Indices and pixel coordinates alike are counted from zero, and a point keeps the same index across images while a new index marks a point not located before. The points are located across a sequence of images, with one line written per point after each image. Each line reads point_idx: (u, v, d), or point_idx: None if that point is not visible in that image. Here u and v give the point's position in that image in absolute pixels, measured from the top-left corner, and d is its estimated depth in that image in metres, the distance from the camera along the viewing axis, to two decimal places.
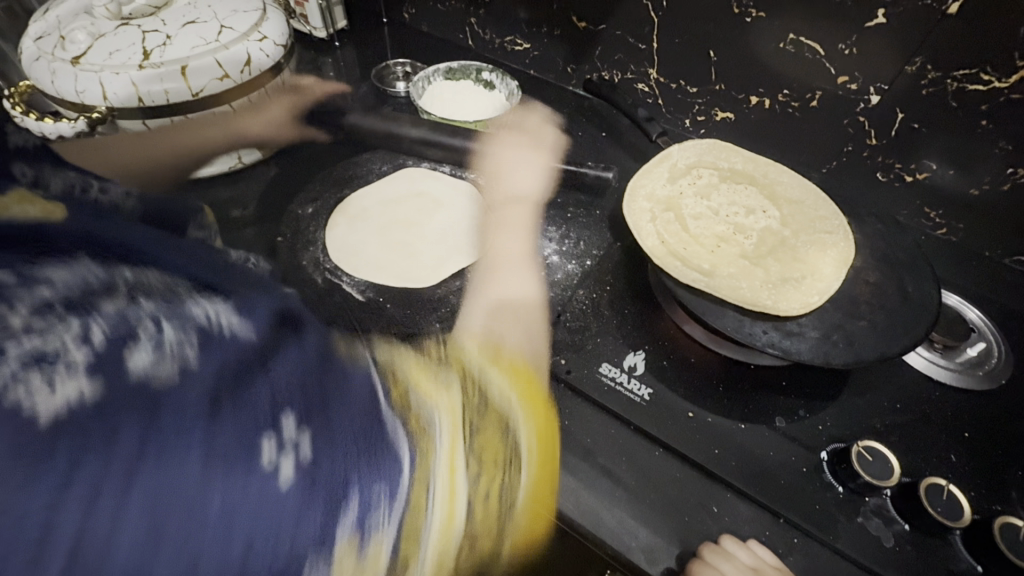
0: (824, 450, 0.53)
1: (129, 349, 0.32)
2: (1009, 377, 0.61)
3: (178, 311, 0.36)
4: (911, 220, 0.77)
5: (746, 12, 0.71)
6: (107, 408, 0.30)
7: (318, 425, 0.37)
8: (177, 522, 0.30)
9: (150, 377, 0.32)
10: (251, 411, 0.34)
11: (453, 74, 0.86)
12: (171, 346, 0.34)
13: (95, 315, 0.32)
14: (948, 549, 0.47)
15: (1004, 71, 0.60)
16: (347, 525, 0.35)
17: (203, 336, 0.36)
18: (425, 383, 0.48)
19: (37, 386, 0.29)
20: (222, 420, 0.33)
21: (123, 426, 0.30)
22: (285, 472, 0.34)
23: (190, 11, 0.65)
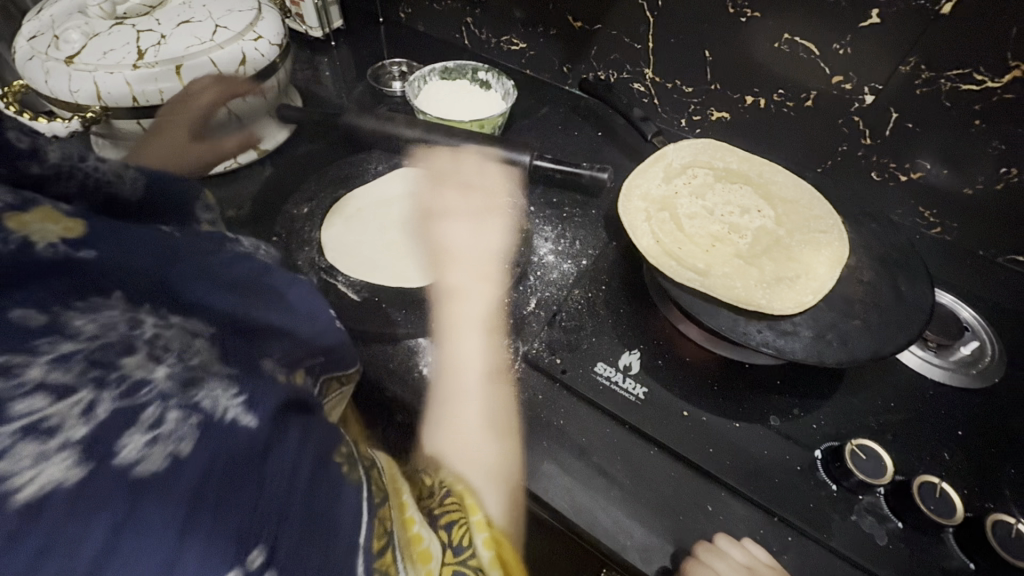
0: (818, 449, 0.54)
1: (128, 426, 0.25)
2: (1002, 376, 0.61)
3: (192, 391, 0.27)
4: (905, 220, 0.77)
5: (741, 12, 0.71)
6: (87, 494, 0.22)
7: (299, 568, 0.29)
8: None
9: (137, 466, 0.24)
10: (241, 531, 0.26)
11: (449, 73, 0.86)
12: (170, 429, 0.26)
13: (112, 381, 0.25)
14: (941, 547, 0.48)
15: (997, 72, 0.60)
16: None
17: (216, 419, 0.28)
18: (416, 523, 0.42)
19: (31, 451, 0.22)
20: (217, 526, 0.25)
21: (101, 516, 0.22)
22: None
23: (185, 11, 0.65)
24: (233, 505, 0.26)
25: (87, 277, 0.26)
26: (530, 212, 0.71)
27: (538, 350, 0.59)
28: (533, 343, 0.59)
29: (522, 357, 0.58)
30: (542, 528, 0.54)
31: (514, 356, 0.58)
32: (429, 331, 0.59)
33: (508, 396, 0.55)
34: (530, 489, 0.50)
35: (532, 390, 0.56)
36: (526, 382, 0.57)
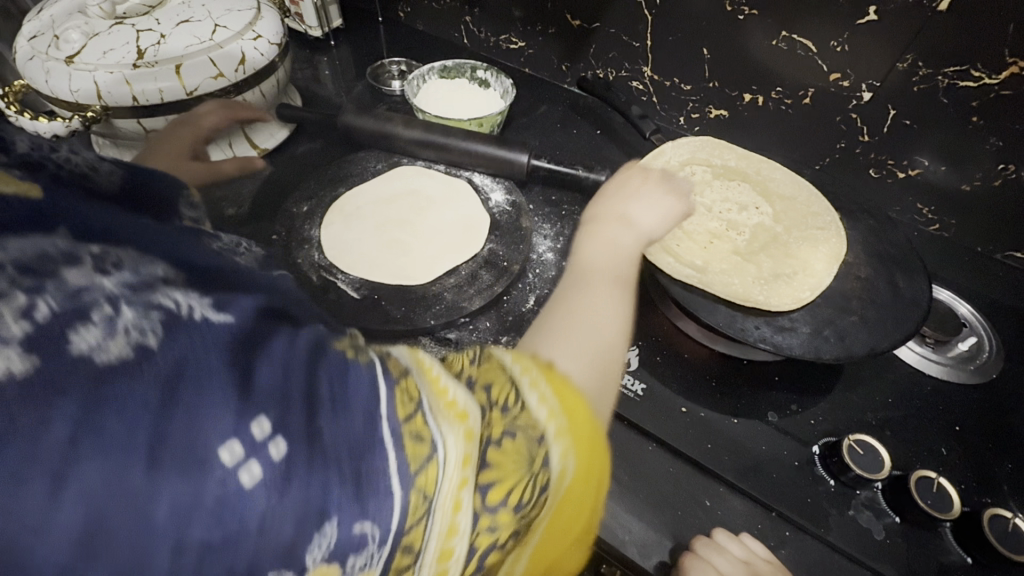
0: (815, 444, 0.54)
1: (77, 321, 0.20)
2: (999, 371, 0.61)
3: (145, 294, 0.22)
4: (903, 216, 0.77)
5: (739, 10, 0.71)
6: (32, 385, 0.18)
7: (321, 438, 0.22)
8: (117, 528, 0.18)
9: (94, 359, 0.19)
10: (233, 413, 0.21)
11: (447, 72, 0.87)
12: (131, 322, 0.21)
13: (48, 287, 0.20)
14: (939, 542, 0.48)
15: (994, 68, 0.60)
16: (370, 522, 0.23)
17: (183, 314, 0.22)
18: (445, 380, 0.27)
19: None
20: (191, 411, 0.20)
21: (58, 407, 0.18)
22: (249, 478, 0.20)
23: (184, 11, 0.66)
24: (218, 386, 0.21)
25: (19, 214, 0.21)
26: (529, 210, 0.72)
27: None
28: None
29: None
30: None
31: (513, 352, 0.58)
32: (429, 328, 0.59)
33: None
34: None
35: None
36: None
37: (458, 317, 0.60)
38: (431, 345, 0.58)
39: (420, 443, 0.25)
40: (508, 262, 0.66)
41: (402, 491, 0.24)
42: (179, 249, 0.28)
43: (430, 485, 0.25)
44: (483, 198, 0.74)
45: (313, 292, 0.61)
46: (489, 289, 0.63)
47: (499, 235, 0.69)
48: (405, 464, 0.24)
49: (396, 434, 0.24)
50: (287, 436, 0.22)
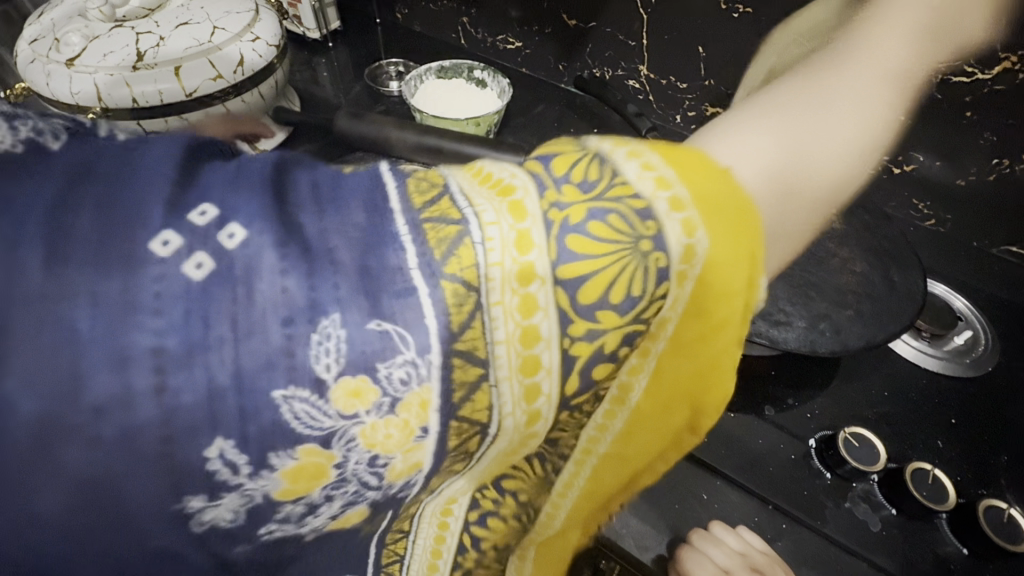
0: (811, 438, 0.54)
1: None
2: (995, 365, 0.61)
3: (54, 124, 0.23)
4: (899, 212, 0.77)
5: (733, 8, 0.72)
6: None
7: (286, 230, 0.23)
8: (31, 329, 0.19)
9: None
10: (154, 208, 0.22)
11: (445, 72, 0.87)
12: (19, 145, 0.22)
13: None
14: (935, 533, 0.48)
15: (988, 64, 0.60)
16: (376, 320, 0.23)
17: (89, 129, 0.23)
18: (485, 175, 0.27)
19: None
20: (96, 218, 0.21)
21: None
22: (194, 269, 0.21)
23: (183, 13, 0.66)
24: (126, 190, 0.22)
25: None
26: None
27: None
28: None
29: None
30: None
31: None
32: None
33: None
34: None
35: None
36: None
37: None
38: None
39: (445, 232, 0.24)
40: None
41: (430, 291, 0.24)
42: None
43: (474, 270, 0.24)
44: None
45: None
46: None
47: None
48: (428, 251, 0.24)
49: (412, 224, 0.24)
50: (240, 227, 0.22)
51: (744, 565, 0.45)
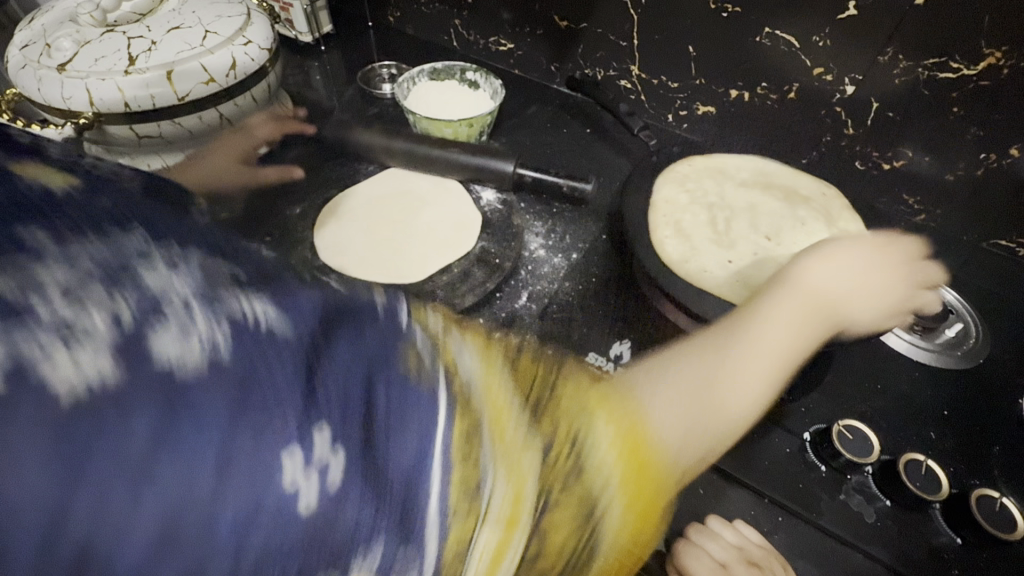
0: (806, 431, 0.54)
1: (155, 325, 0.23)
2: (986, 357, 0.62)
3: (215, 298, 0.26)
4: (889, 207, 0.78)
5: (722, 8, 0.73)
6: (128, 392, 0.21)
7: (371, 462, 0.27)
8: (189, 528, 0.21)
9: (171, 366, 0.23)
10: (304, 411, 0.25)
11: (437, 75, 0.87)
12: (200, 333, 0.24)
13: (130, 290, 0.24)
14: (929, 524, 0.48)
15: (972, 59, 0.62)
16: (401, 539, 0.27)
17: (249, 324, 0.26)
18: (504, 429, 0.33)
19: (79, 348, 0.21)
20: (251, 427, 0.23)
21: (141, 411, 0.21)
22: (301, 500, 0.24)
23: (175, 17, 0.66)
24: (268, 393, 0.24)
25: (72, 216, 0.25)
26: (520, 208, 0.73)
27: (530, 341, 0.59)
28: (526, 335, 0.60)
29: None
30: None
31: None
32: None
33: None
34: None
35: None
36: None
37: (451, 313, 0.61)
38: None
39: (471, 476, 0.30)
40: (501, 260, 0.67)
41: (441, 524, 0.28)
42: (185, 205, 0.31)
43: (472, 520, 0.30)
44: (475, 198, 0.74)
45: None
46: (481, 286, 0.64)
47: (492, 234, 0.70)
48: (449, 492, 0.29)
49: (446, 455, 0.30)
50: (343, 451, 0.26)
51: (740, 558, 0.45)
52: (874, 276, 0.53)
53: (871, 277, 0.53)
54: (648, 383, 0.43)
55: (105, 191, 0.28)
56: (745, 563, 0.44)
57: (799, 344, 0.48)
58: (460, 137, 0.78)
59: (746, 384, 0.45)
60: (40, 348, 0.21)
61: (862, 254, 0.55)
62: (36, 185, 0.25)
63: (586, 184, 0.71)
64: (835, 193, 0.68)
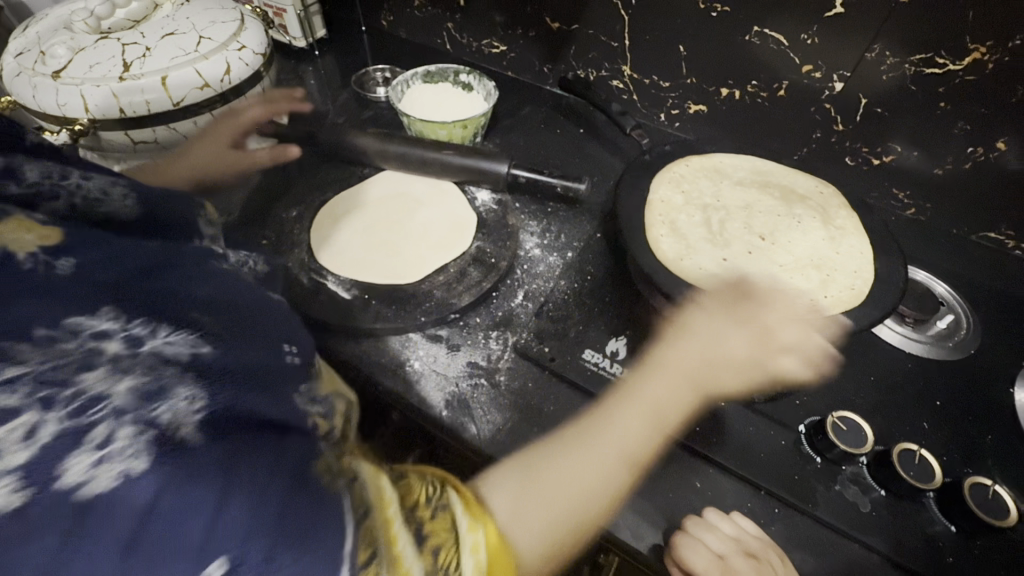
0: (801, 424, 0.55)
1: (72, 447, 0.22)
2: (977, 347, 0.63)
3: (156, 399, 0.24)
4: (879, 202, 0.79)
5: (712, 7, 0.73)
6: (27, 520, 0.20)
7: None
8: None
9: (80, 491, 0.21)
10: (211, 532, 0.23)
11: (431, 77, 0.87)
12: (120, 449, 0.23)
13: (65, 394, 0.23)
14: (922, 512, 0.49)
15: (957, 55, 0.62)
16: None
17: (178, 440, 0.24)
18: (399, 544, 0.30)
19: (19, 456, 0.21)
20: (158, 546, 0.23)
21: (35, 544, 0.20)
22: None
23: (168, 24, 0.67)
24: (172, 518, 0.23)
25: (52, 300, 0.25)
26: (515, 208, 0.74)
27: (527, 339, 0.60)
28: (523, 334, 0.61)
29: (512, 347, 0.60)
30: None
31: (504, 346, 0.60)
32: (421, 325, 0.60)
33: (503, 386, 0.57)
34: None
35: (522, 377, 0.58)
36: (517, 370, 0.58)
37: (447, 313, 0.61)
38: (422, 343, 0.60)
39: None
40: (496, 259, 0.67)
41: None
42: (162, 268, 0.30)
43: None
44: (470, 198, 0.74)
45: (303, 295, 0.62)
46: (477, 285, 0.64)
47: (487, 234, 0.70)
48: None
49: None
50: None
51: (737, 549, 0.45)
52: (728, 340, 0.50)
53: (727, 344, 0.51)
54: (524, 479, 0.43)
55: (91, 266, 0.27)
56: (745, 556, 0.45)
57: (661, 419, 0.47)
58: (455, 139, 0.79)
59: (597, 475, 0.44)
60: None
61: (699, 320, 0.53)
62: (17, 254, 0.25)
63: (579, 185, 0.70)
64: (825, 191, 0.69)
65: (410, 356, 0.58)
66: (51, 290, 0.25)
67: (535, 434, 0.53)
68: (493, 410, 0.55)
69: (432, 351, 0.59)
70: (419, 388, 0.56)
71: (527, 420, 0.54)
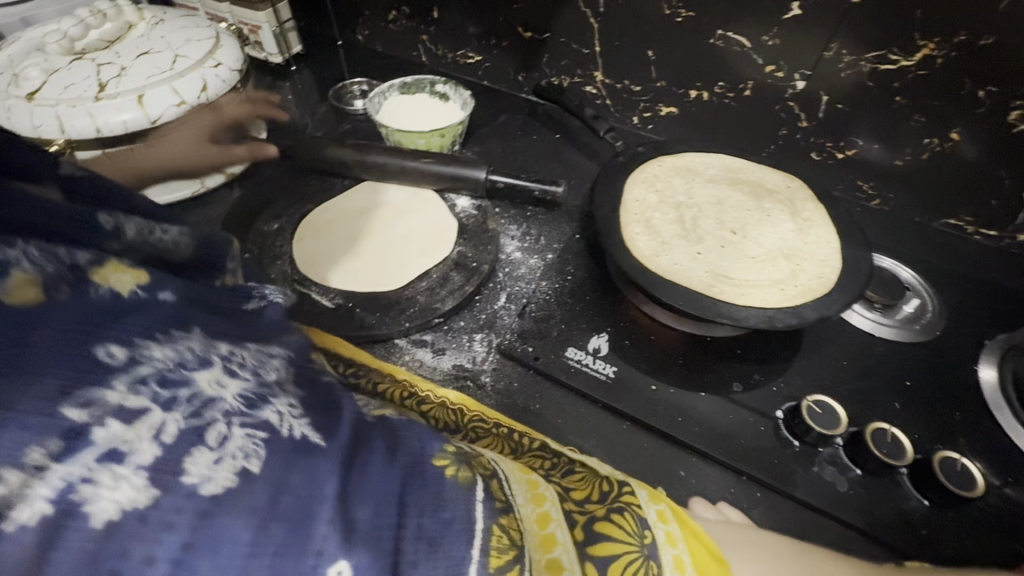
0: (779, 409, 0.57)
1: (199, 441, 0.26)
2: (942, 328, 0.65)
3: (256, 408, 0.29)
4: (845, 194, 0.82)
5: (677, 12, 0.76)
6: (166, 505, 0.24)
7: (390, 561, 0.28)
8: None
9: (209, 485, 0.25)
10: (333, 502, 0.28)
11: (407, 88, 0.89)
12: (242, 444, 0.27)
13: (186, 397, 0.26)
14: (898, 490, 0.51)
15: (909, 51, 0.66)
16: None
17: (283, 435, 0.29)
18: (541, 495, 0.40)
19: (154, 448, 0.24)
20: (291, 523, 0.26)
21: (175, 530, 0.23)
22: None
23: (143, 43, 0.68)
24: (298, 497, 0.27)
25: (164, 315, 0.30)
26: (495, 213, 0.75)
27: (511, 340, 0.61)
28: (506, 335, 0.62)
29: (496, 348, 0.61)
30: None
31: (489, 348, 0.61)
32: (406, 331, 0.61)
33: (488, 387, 0.58)
34: None
35: (508, 377, 0.59)
36: (502, 371, 0.59)
37: (432, 318, 0.62)
38: (407, 348, 0.60)
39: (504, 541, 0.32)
40: (478, 263, 0.68)
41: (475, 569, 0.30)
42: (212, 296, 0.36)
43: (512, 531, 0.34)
44: (450, 205, 0.75)
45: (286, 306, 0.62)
46: (460, 289, 0.65)
47: (467, 239, 0.71)
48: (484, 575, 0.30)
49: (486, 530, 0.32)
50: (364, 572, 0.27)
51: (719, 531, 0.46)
52: None
53: None
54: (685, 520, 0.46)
55: (181, 298, 0.32)
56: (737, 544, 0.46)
57: None
58: (433, 148, 0.80)
59: None
60: (119, 455, 0.24)
61: None
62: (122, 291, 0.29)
63: (557, 189, 0.73)
64: (793, 184, 0.71)
65: (396, 361, 0.59)
66: (169, 315, 0.30)
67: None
68: None
69: (417, 355, 0.60)
70: None
71: (513, 419, 0.55)
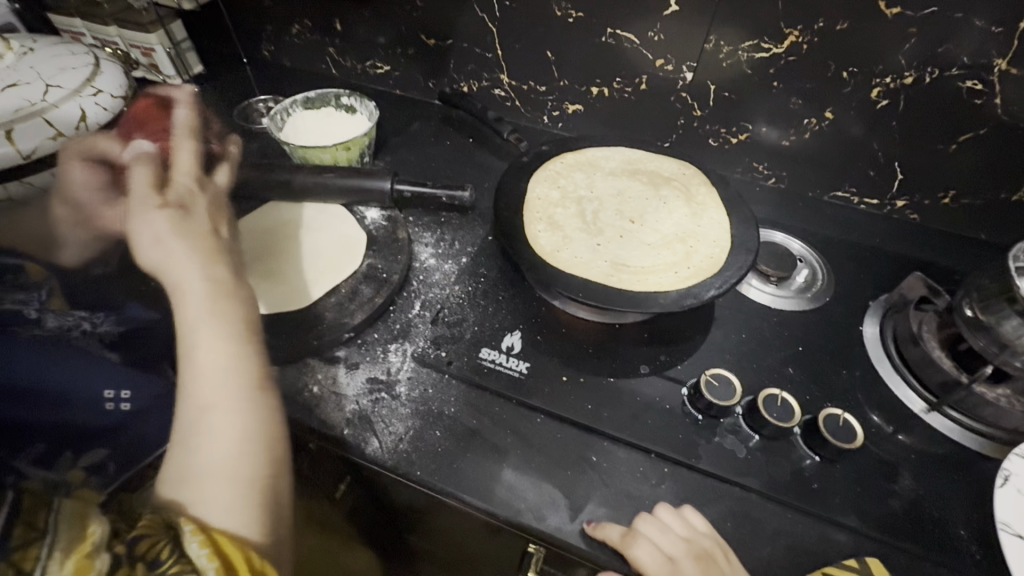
0: (685, 387, 0.59)
1: None
2: (832, 294, 0.70)
3: None
4: (746, 176, 0.86)
5: (567, 14, 0.79)
6: None
7: None
8: None
9: None
10: None
11: (312, 103, 0.87)
12: None
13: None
14: (794, 449, 0.54)
15: (778, 39, 0.71)
16: None
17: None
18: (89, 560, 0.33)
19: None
20: None
21: None
22: None
23: (10, 74, 0.64)
24: None
25: None
26: (406, 223, 0.75)
27: (423, 347, 0.62)
28: (420, 342, 0.62)
29: (411, 357, 0.61)
30: (499, 535, 0.54)
31: (404, 358, 0.61)
32: (316, 349, 0.60)
33: (402, 397, 0.57)
34: (458, 496, 0.51)
35: (422, 385, 0.59)
36: (417, 379, 0.59)
37: (342, 333, 0.61)
38: (320, 367, 0.59)
39: None
40: (388, 273, 0.68)
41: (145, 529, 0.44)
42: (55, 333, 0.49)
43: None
44: (359, 217, 0.75)
45: None
46: (370, 301, 0.64)
47: (378, 251, 0.70)
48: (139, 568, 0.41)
49: None
50: None
51: (688, 549, 0.46)
52: None
53: None
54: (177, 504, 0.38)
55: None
56: (694, 557, 0.45)
57: None
58: (341, 161, 0.79)
59: None
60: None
61: None
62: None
63: (463, 193, 0.74)
64: (690, 171, 0.75)
65: (309, 381, 0.58)
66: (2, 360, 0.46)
67: (446, 442, 0.54)
68: (394, 421, 0.56)
69: (330, 372, 0.59)
70: (319, 411, 0.56)
71: (427, 425, 0.55)
